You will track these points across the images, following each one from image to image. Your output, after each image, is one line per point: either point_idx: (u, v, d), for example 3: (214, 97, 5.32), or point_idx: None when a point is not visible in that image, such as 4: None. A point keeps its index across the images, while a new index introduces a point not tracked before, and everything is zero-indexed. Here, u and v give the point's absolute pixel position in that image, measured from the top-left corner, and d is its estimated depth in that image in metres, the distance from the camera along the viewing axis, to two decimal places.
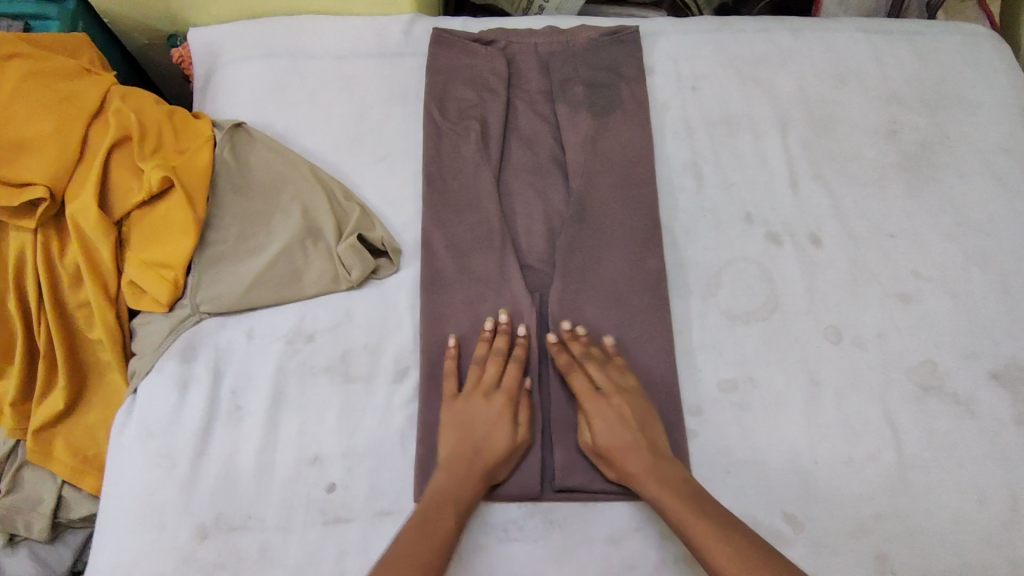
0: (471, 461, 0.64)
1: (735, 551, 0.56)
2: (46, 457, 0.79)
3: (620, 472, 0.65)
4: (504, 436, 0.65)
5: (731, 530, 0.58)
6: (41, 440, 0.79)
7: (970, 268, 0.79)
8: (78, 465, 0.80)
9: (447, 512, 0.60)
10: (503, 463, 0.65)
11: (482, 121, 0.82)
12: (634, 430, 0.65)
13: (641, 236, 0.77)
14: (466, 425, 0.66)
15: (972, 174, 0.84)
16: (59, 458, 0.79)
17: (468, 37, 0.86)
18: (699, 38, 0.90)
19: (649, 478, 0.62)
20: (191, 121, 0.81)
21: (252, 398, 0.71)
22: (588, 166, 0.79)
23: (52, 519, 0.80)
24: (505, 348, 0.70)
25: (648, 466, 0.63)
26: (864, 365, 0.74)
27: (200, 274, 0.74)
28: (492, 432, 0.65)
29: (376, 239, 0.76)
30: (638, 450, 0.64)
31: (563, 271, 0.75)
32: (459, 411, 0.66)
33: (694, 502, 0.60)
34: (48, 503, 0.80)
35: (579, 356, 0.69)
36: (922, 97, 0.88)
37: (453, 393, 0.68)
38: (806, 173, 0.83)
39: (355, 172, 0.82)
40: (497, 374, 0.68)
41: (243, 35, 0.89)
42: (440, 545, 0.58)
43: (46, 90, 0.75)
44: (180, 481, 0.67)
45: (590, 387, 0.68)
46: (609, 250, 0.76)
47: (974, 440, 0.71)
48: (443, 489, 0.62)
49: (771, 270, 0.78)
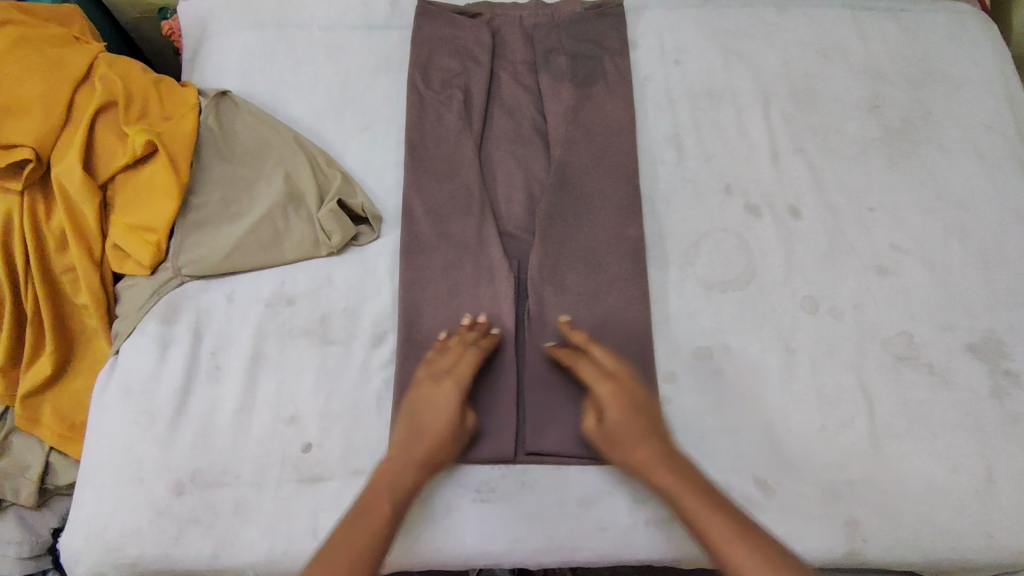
0: (410, 447, 0.63)
1: (724, 514, 0.58)
2: (34, 424, 0.81)
3: (619, 430, 0.63)
4: (441, 424, 0.64)
5: (723, 506, 0.59)
6: (29, 405, 0.80)
7: (950, 241, 0.79)
8: (65, 431, 0.82)
9: (390, 487, 0.61)
10: (446, 451, 0.64)
11: (465, 91, 0.83)
12: (630, 389, 0.65)
13: (619, 206, 0.77)
14: (417, 411, 0.65)
15: (954, 148, 0.84)
16: (47, 426, 0.81)
17: (453, 10, 0.87)
18: (684, 13, 0.91)
19: (639, 439, 0.63)
20: (178, 90, 0.82)
21: (232, 358, 0.72)
22: (570, 136, 0.80)
23: (39, 485, 0.82)
24: (472, 340, 0.69)
25: (643, 436, 0.63)
26: (839, 335, 0.74)
27: (183, 237, 0.75)
28: (432, 420, 0.64)
29: (357, 205, 0.77)
30: (651, 441, 0.63)
31: (542, 240, 0.75)
32: (411, 398, 0.66)
33: (684, 477, 0.61)
34: (36, 469, 0.82)
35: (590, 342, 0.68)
36: (905, 74, 0.88)
37: (415, 381, 0.68)
38: (787, 146, 0.83)
39: (338, 140, 0.82)
40: (453, 362, 0.67)
41: (231, 6, 0.89)
42: (367, 533, 0.58)
43: (36, 55, 0.76)
44: (158, 438, 0.68)
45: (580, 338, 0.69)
46: (586, 222, 0.77)
47: (948, 409, 0.71)
48: (385, 464, 0.63)
49: (749, 240, 0.78)
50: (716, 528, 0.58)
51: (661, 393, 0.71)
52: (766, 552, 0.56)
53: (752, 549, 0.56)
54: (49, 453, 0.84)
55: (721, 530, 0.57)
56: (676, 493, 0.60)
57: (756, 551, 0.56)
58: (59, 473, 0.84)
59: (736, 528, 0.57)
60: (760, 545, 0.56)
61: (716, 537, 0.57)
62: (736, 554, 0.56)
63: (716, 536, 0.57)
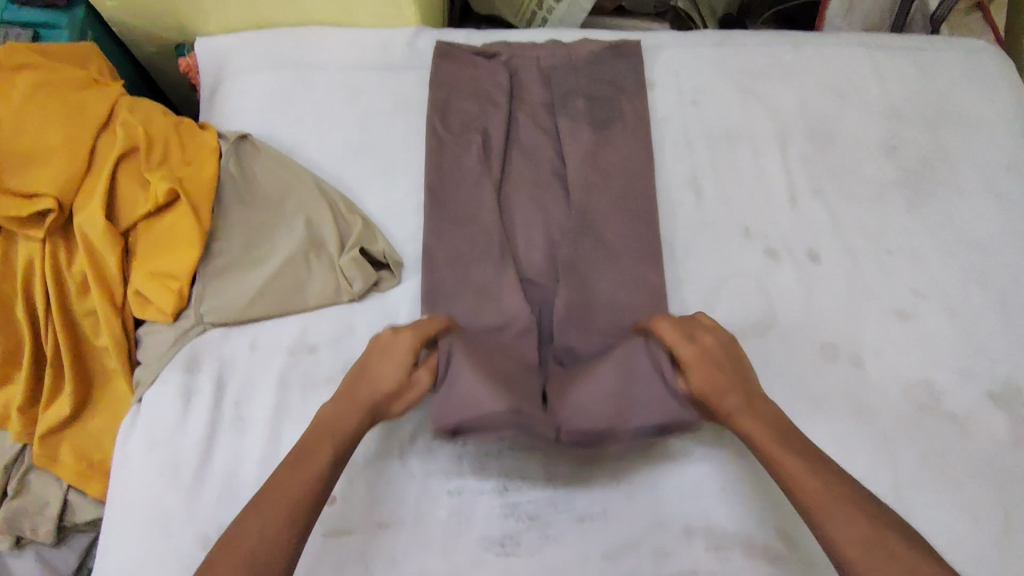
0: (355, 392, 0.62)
1: (816, 471, 0.55)
2: (52, 461, 0.79)
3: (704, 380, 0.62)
4: (390, 371, 0.63)
5: (820, 466, 0.56)
6: (48, 444, 0.79)
7: (969, 286, 0.79)
8: (83, 469, 0.80)
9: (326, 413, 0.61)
10: (388, 399, 0.63)
11: (484, 133, 0.83)
12: (713, 339, 0.64)
13: (635, 256, 0.77)
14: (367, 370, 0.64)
15: (971, 190, 0.84)
16: (65, 464, 0.79)
17: (470, 51, 0.87)
18: (701, 52, 0.91)
19: (736, 400, 0.61)
20: (197, 132, 0.82)
21: (255, 409, 0.72)
22: (585, 181, 0.80)
23: (58, 523, 0.79)
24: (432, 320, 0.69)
25: (733, 389, 0.62)
26: (860, 383, 0.74)
27: (205, 285, 0.75)
28: (380, 371, 0.63)
29: (378, 252, 0.77)
30: (734, 395, 0.61)
31: (563, 288, 0.75)
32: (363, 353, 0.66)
33: (781, 435, 0.59)
34: (55, 506, 0.79)
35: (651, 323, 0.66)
36: (923, 113, 0.88)
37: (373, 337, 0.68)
38: (806, 188, 0.84)
39: (359, 185, 0.83)
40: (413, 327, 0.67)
41: (249, 48, 0.90)
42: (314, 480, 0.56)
43: (56, 100, 0.75)
44: (183, 489, 0.69)
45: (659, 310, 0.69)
46: (601, 271, 0.77)
47: (969, 458, 0.71)
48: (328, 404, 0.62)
49: (769, 285, 0.78)
50: (807, 480, 0.55)
51: (682, 443, 0.71)
52: (859, 511, 0.52)
53: (842, 505, 0.53)
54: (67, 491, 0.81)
55: (814, 484, 0.54)
56: (765, 450, 0.58)
57: (842, 507, 0.52)
58: (78, 509, 0.81)
59: (825, 482, 0.54)
60: (854, 505, 0.53)
61: (798, 483, 0.55)
62: (822, 520, 0.53)
63: (807, 494, 0.54)
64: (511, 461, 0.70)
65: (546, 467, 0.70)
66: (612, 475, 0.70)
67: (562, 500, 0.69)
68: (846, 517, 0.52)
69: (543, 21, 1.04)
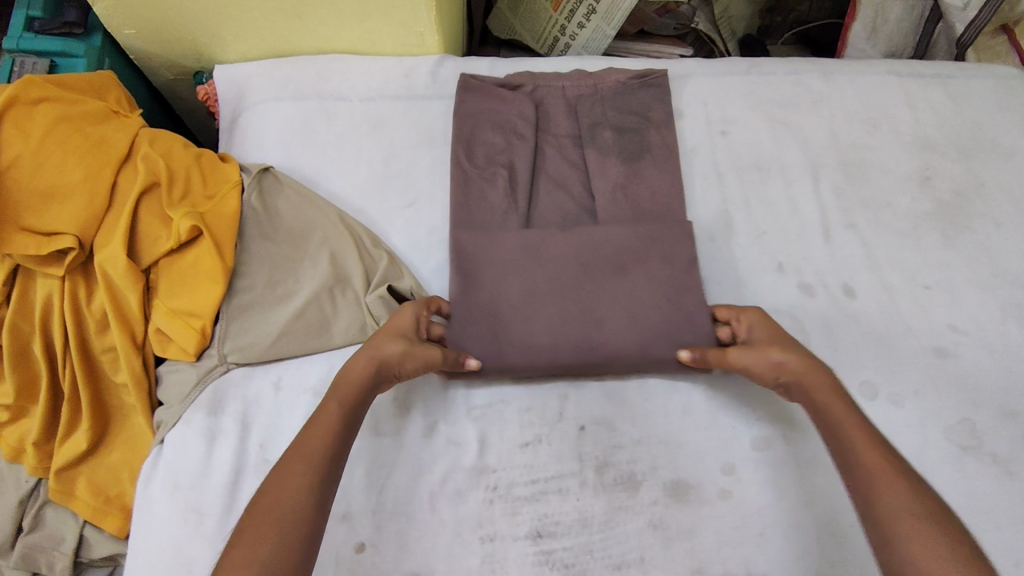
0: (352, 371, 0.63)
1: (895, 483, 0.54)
2: (69, 496, 0.77)
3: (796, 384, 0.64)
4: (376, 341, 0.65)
5: (911, 477, 0.54)
6: (64, 480, 0.77)
7: (1008, 323, 0.77)
8: (101, 505, 0.78)
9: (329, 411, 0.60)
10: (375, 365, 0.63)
11: (510, 167, 0.82)
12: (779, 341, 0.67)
13: (660, 324, 0.73)
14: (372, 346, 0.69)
15: (1007, 222, 0.82)
16: (82, 500, 0.77)
17: (496, 83, 0.86)
18: (728, 81, 0.90)
19: (834, 397, 0.61)
20: (219, 165, 0.81)
21: (280, 451, 0.70)
22: (612, 242, 0.77)
23: (73, 559, 0.77)
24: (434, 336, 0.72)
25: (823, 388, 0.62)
26: (901, 424, 0.72)
27: (228, 323, 0.74)
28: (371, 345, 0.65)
29: (405, 289, 0.75)
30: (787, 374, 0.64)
31: (575, 349, 0.72)
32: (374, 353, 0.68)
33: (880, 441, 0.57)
34: (71, 542, 0.77)
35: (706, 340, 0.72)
36: (956, 143, 0.87)
37: None
38: (839, 221, 0.82)
39: (383, 219, 0.81)
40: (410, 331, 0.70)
41: (271, 77, 0.88)
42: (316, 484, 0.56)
43: (77, 135, 0.74)
44: (208, 537, 0.67)
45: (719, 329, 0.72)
46: (622, 332, 0.73)
47: (1016, 503, 0.69)
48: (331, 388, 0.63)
49: (804, 322, 0.77)
50: (893, 496, 0.53)
51: (720, 488, 0.69)
52: (943, 531, 0.50)
53: (920, 518, 0.51)
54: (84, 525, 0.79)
55: (899, 494, 0.53)
56: (857, 453, 0.57)
57: (921, 523, 0.51)
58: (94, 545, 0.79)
59: (916, 500, 0.52)
60: (936, 521, 0.51)
61: (891, 503, 0.53)
62: (892, 534, 0.51)
63: (886, 511, 0.52)
64: (545, 506, 0.68)
65: (580, 512, 0.68)
66: (648, 521, 0.68)
67: (598, 546, 0.67)
68: (924, 531, 0.50)
69: (565, 47, 1.03)
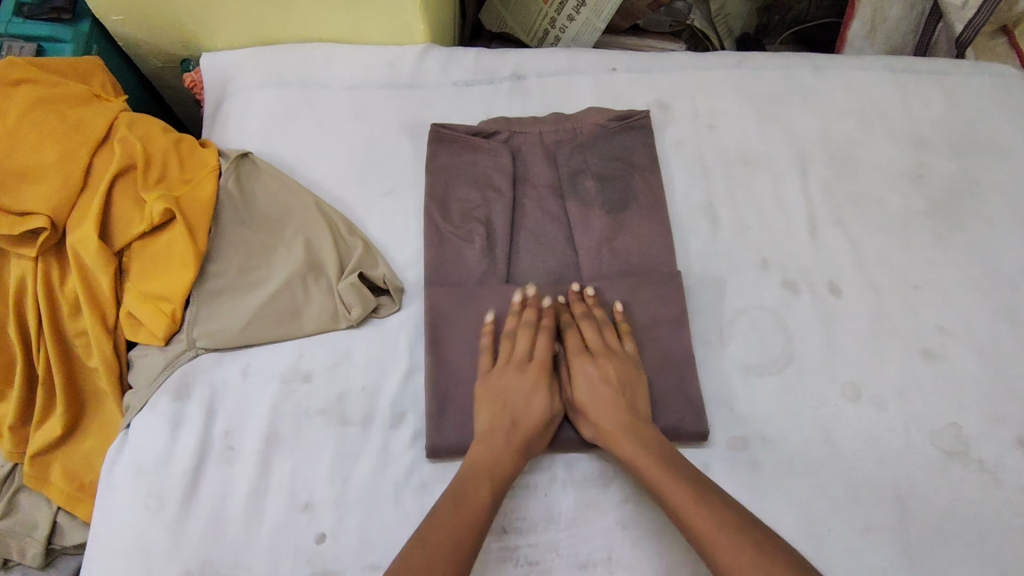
0: (507, 432, 0.63)
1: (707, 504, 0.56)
2: (42, 483, 0.76)
3: (597, 431, 0.65)
4: (539, 406, 0.65)
5: (704, 494, 0.57)
6: (39, 464, 0.76)
7: (998, 325, 0.75)
8: (75, 491, 0.77)
9: (485, 487, 0.60)
10: (536, 434, 0.65)
11: (487, 224, 0.77)
12: (613, 391, 0.65)
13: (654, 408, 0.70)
14: (502, 395, 0.65)
15: (1001, 222, 0.80)
16: (55, 486, 0.76)
17: (469, 132, 0.81)
18: (717, 74, 0.88)
19: (630, 441, 0.62)
20: (198, 149, 0.80)
21: (245, 438, 0.69)
22: (599, 307, 0.72)
23: (46, 546, 0.77)
24: (534, 318, 0.69)
25: (625, 428, 0.63)
26: (883, 426, 0.70)
27: (199, 308, 0.73)
28: (528, 404, 0.65)
29: (378, 277, 0.74)
30: (615, 408, 0.64)
31: (574, 431, 0.68)
32: (492, 384, 0.66)
33: (670, 465, 0.60)
34: (43, 529, 0.77)
35: (579, 315, 0.70)
36: (950, 141, 0.85)
37: (488, 367, 0.68)
38: (826, 218, 0.80)
39: (361, 208, 0.80)
40: (528, 343, 0.68)
41: (255, 64, 0.88)
42: (474, 523, 0.57)
43: (54, 116, 0.73)
44: (168, 523, 0.66)
45: (574, 348, 0.69)
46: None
47: (999, 509, 0.66)
48: (477, 460, 0.62)
49: (787, 319, 0.75)
50: (701, 519, 0.56)
51: None
52: (749, 543, 0.53)
53: (736, 537, 0.54)
54: (58, 512, 0.78)
55: (701, 517, 0.56)
56: (654, 482, 0.59)
57: (731, 540, 0.54)
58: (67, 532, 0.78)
59: (714, 516, 0.55)
60: (744, 538, 0.54)
61: (701, 530, 0.55)
62: (715, 545, 0.54)
63: (705, 525, 0.55)
64: (511, 501, 0.67)
65: (548, 508, 0.66)
66: (617, 519, 0.66)
67: (564, 544, 0.65)
68: (733, 547, 0.53)
69: (555, 39, 1.02)
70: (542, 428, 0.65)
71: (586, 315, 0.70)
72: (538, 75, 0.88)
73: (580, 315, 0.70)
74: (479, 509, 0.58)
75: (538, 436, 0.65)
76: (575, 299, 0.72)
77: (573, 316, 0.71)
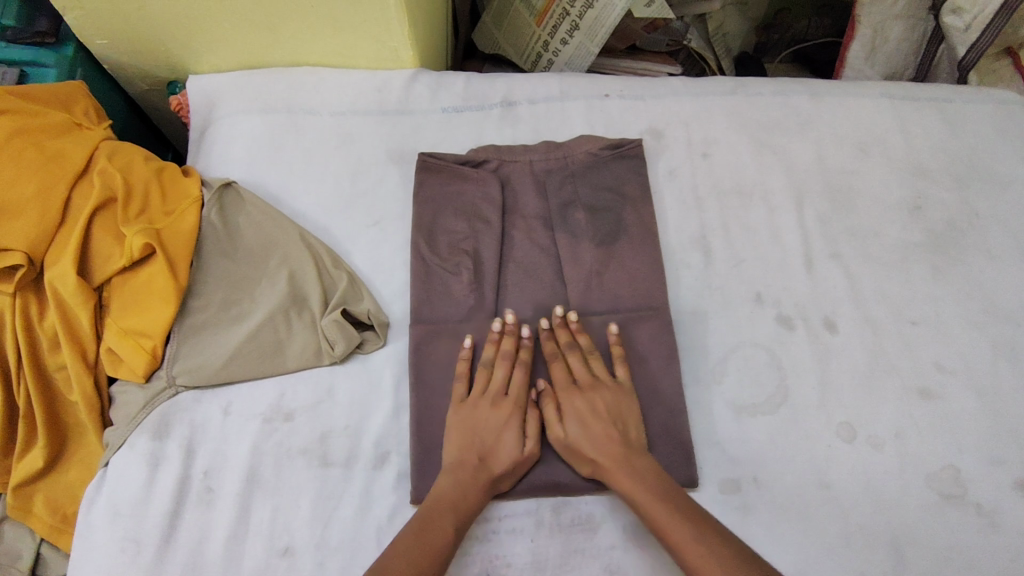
0: (477, 467, 0.63)
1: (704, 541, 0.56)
2: (25, 513, 0.75)
3: (596, 469, 0.64)
4: (510, 445, 0.65)
5: (706, 527, 0.57)
6: (22, 495, 0.75)
7: (998, 363, 0.73)
8: (58, 523, 0.75)
9: (448, 519, 0.60)
10: (508, 472, 0.64)
11: (475, 256, 0.76)
12: (606, 424, 0.65)
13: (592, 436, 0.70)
14: (472, 429, 0.65)
15: (1001, 255, 0.78)
16: (39, 517, 0.75)
17: (457, 161, 0.80)
18: (712, 101, 0.86)
19: (628, 474, 0.62)
20: (180, 179, 0.79)
21: (225, 479, 0.68)
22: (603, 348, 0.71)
23: None
24: (512, 350, 0.69)
25: (620, 462, 0.63)
26: (878, 469, 0.68)
27: (179, 344, 0.71)
28: (497, 442, 0.65)
29: (362, 312, 0.73)
30: (610, 440, 0.64)
31: (570, 474, 0.66)
32: (465, 415, 0.66)
33: (669, 503, 0.59)
34: (27, 558, 0.75)
35: (563, 346, 0.70)
36: (949, 171, 0.83)
37: (461, 398, 0.68)
38: (822, 250, 0.78)
39: (347, 239, 0.79)
40: (506, 377, 0.68)
41: (242, 90, 0.86)
42: (438, 554, 0.57)
43: (32, 148, 0.72)
44: (145, 567, 0.64)
45: (562, 379, 0.68)
46: (563, 463, 0.67)
47: (997, 556, 0.64)
48: (441, 495, 0.61)
49: (781, 356, 0.73)
50: (695, 558, 0.55)
51: None
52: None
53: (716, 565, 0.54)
54: (41, 543, 0.77)
55: (703, 560, 0.55)
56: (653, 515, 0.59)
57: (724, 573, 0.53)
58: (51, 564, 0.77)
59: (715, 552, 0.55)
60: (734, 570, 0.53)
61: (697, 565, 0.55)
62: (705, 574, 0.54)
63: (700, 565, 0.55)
64: (495, 546, 0.65)
65: (534, 554, 0.65)
66: (604, 566, 0.64)
67: None
68: None
69: (548, 63, 1.01)
70: (514, 466, 0.64)
71: (570, 345, 0.70)
72: (529, 101, 0.86)
73: (565, 346, 0.70)
74: (444, 544, 0.58)
75: (504, 477, 0.64)
76: (559, 324, 0.71)
77: (557, 346, 0.70)
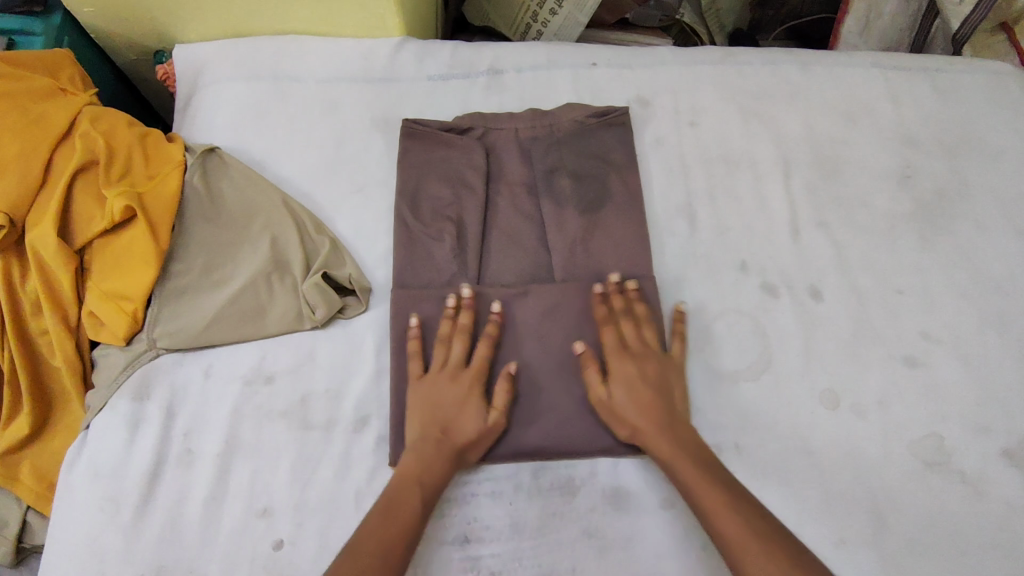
0: (440, 440, 0.62)
1: (743, 514, 0.55)
2: (12, 481, 0.73)
3: (636, 432, 0.63)
4: (472, 418, 0.63)
5: (743, 503, 0.56)
6: (8, 463, 0.73)
7: (986, 332, 0.72)
8: (45, 490, 0.74)
9: (415, 499, 0.59)
10: (473, 445, 0.63)
11: (458, 223, 0.75)
12: (652, 391, 0.64)
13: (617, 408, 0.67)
14: (433, 405, 0.64)
15: (991, 225, 0.78)
16: (25, 484, 0.73)
17: (442, 127, 0.79)
18: (701, 70, 0.86)
19: (665, 437, 0.62)
20: (164, 144, 0.78)
21: (205, 441, 0.68)
22: (575, 308, 0.71)
23: (16, 545, 0.74)
24: (471, 325, 0.68)
25: (663, 429, 0.62)
26: (861, 436, 0.67)
27: (160, 308, 0.71)
28: (460, 415, 0.63)
29: (343, 277, 0.72)
30: (653, 407, 0.63)
31: (567, 435, 0.66)
32: (427, 390, 0.65)
33: (708, 471, 0.59)
34: (13, 527, 0.74)
35: (618, 310, 0.69)
36: (940, 142, 0.82)
37: (418, 375, 0.66)
38: (809, 219, 0.78)
39: (330, 205, 0.79)
40: (464, 351, 0.67)
41: (227, 57, 0.86)
42: (402, 530, 0.57)
43: (15, 111, 0.72)
44: (123, 528, 0.64)
45: (613, 341, 0.67)
46: (571, 424, 0.66)
47: (980, 523, 0.64)
48: (405, 471, 0.61)
49: (765, 324, 0.72)
50: (729, 526, 0.55)
51: (663, 496, 0.65)
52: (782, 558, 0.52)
53: (745, 537, 0.54)
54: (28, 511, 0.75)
55: (738, 530, 0.54)
56: (688, 487, 0.58)
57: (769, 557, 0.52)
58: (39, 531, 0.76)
59: (746, 521, 0.55)
60: (774, 546, 0.53)
61: (730, 533, 0.55)
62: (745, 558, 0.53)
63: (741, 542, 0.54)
64: (474, 508, 0.65)
65: (513, 517, 0.64)
66: (583, 529, 0.64)
67: (528, 555, 0.63)
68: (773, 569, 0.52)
69: (537, 34, 1.00)
70: (478, 439, 0.63)
71: (626, 311, 0.69)
72: (516, 69, 0.86)
73: (620, 311, 0.69)
74: (409, 523, 0.58)
75: (471, 447, 0.63)
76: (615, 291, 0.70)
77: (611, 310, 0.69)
